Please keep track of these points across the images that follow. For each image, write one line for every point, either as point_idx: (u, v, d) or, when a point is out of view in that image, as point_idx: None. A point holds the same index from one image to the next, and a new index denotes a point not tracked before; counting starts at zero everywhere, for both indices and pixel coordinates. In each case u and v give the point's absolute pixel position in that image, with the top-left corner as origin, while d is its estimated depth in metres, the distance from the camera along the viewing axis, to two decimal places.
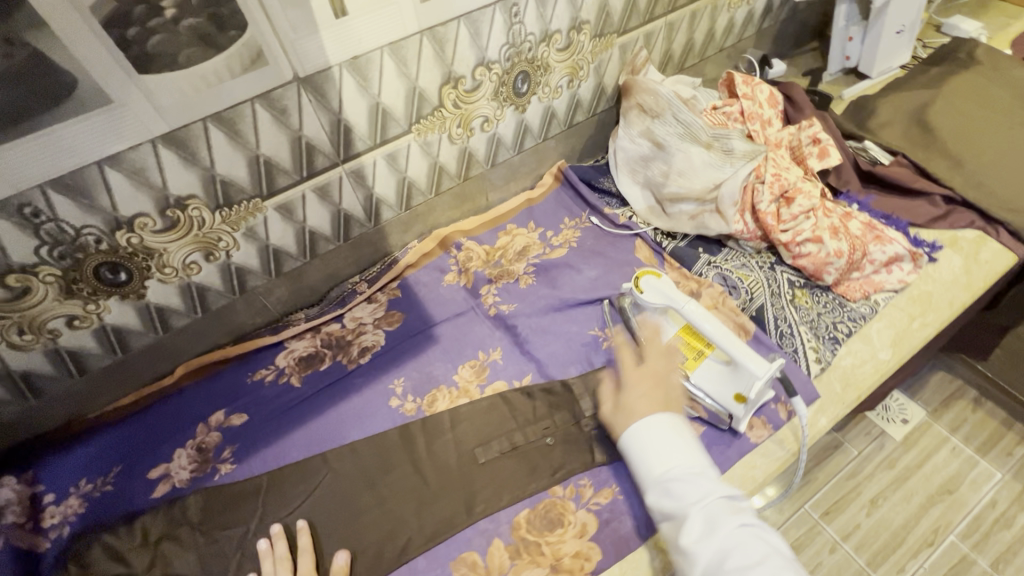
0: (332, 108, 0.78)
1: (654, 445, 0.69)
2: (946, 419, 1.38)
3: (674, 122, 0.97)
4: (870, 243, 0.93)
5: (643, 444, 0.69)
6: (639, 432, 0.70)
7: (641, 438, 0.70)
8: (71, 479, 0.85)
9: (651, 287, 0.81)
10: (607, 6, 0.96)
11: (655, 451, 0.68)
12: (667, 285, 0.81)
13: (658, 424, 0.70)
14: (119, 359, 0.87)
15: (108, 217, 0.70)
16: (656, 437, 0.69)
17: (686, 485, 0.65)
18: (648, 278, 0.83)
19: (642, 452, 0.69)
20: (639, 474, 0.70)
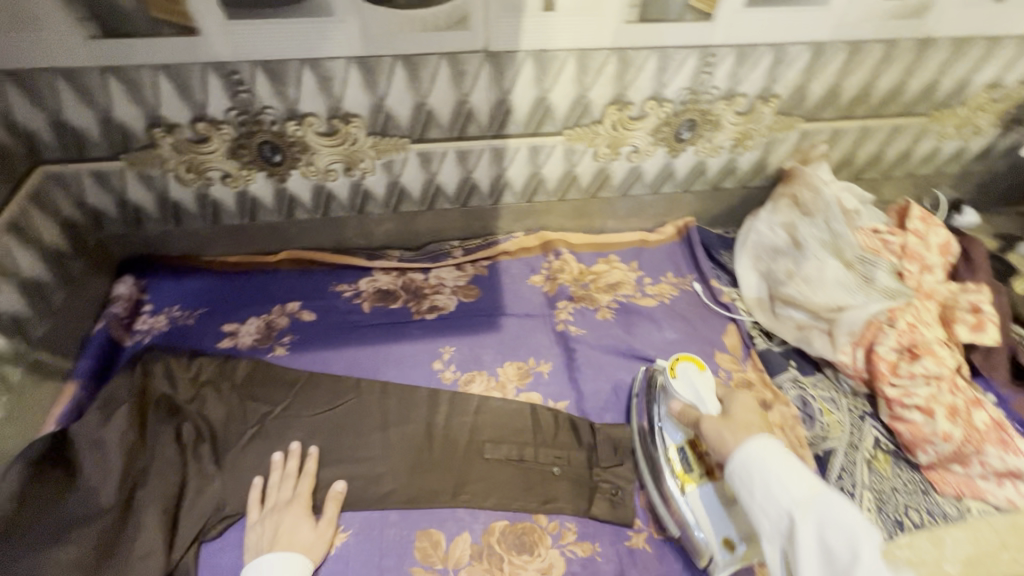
0: (503, 87, 0.83)
1: (785, 474, 0.60)
2: None
3: (823, 227, 0.91)
4: (989, 443, 0.79)
5: (778, 468, 0.61)
6: (757, 459, 0.63)
7: (766, 467, 0.62)
8: (168, 301, 0.99)
9: (687, 376, 0.79)
10: (805, 89, 0.91)
11: (787, 476, 0.60)
12: (704, 379, 0.80)
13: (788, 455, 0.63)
14: (244, 224, 0.99)
15: (288, 106, 0.80)
16: (780, 470, 0.61)
17: (835, 527, 0.54)
18: (688, 365, 0.81)
19: (768, 474, 0.61)
20: (764, 497, 0.61)
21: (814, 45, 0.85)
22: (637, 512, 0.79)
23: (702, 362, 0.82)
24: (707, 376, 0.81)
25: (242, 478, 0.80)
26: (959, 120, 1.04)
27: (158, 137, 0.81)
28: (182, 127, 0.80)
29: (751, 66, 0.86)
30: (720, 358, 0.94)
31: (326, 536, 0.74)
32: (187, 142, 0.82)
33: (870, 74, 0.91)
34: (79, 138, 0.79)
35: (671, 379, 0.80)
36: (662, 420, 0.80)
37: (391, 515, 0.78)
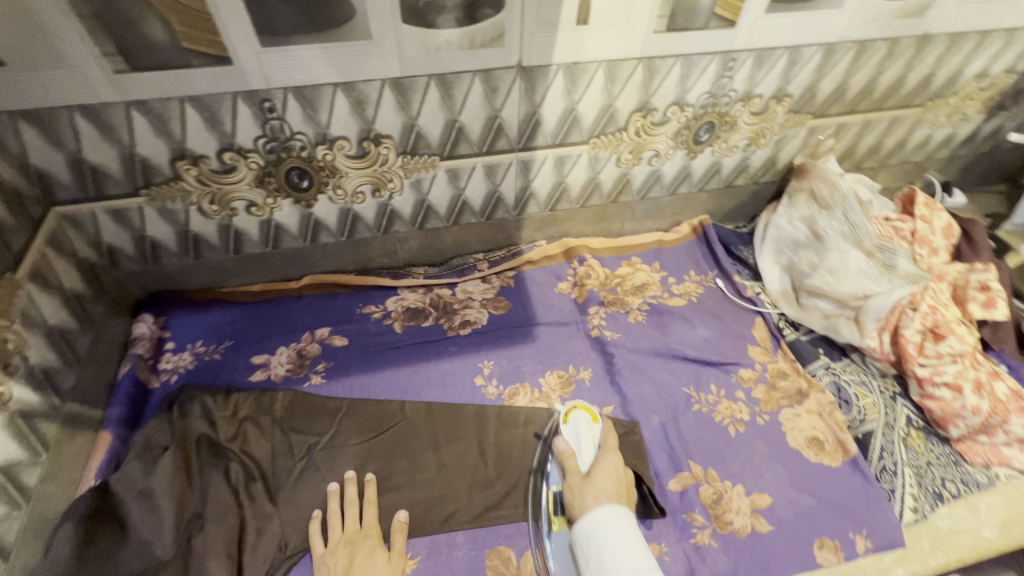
0: (533, 101, 0.83)
1: (622, 542, 0.65)
2: None
3: (841, 219, 0.94)
4: (1012, 413, 0.85)
5: (619, 538, 0.66)
6: (605, 525, 0.67)
7: (611, 538, 0.66)
8: (190, 337, 0.95)
9: (578, 424, 0.85)
10: (816, 87, 0.95)
11: (623, 546, 0.65)
12: (592, 432, 0.84)
13: (623, 519, 0.68)
14: (266, 252, 0.96)
15: (320, 131, 0.78)
16: (627, 542, 0.65)
17: None
18: (582, 415, 0.87)
19: (612, 546, 0.65)
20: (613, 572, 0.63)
21: (826, 45, 0.88)
22: (699, 509, 0.80)
23: (596, 415, 0.87)
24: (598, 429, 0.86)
25: (298, 514, 0.78)
26: (949, 109, 1.10)
27: (183, 171, 0.78)
28: (208, 159, 0.78)
29: (768, 68, 0.89)
30: (752, 351, 0.97)
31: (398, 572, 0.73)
32: (212, 173, 0.80)
33: (874, 70, 0.96)
34: (99, 177, 0.76)
35: (562, 423, 0.85)
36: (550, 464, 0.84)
37: (457, 536, 0.78)
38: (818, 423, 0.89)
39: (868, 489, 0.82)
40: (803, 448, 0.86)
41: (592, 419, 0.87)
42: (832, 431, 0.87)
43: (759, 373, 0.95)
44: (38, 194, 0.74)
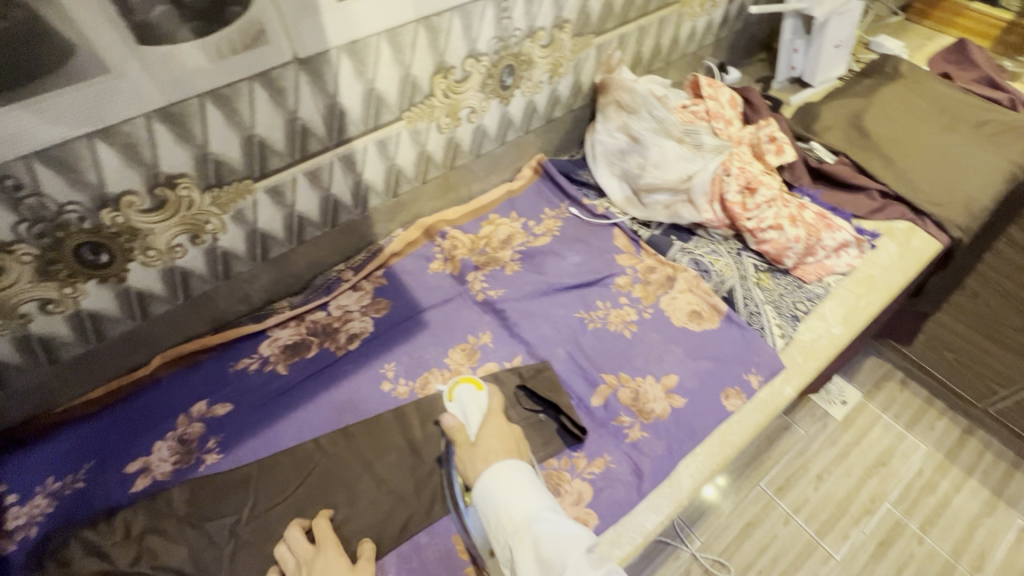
0: (328, 92, 0.79)
1: (515, 496, 0.64)
2: (879, 399, 1.54)
3: (649, 118, 1.04)
4: (822, 231, 1.03)
5: (509, 493, 0.64)
6: (499, 484, 0.65)
7: (505, 495, 0.64)
8: (36, 478, 0.80)
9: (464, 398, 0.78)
10: (588, 7, 1.02)
11: (515, 496, 0.64)
12: (477, 401, 0.78)
13: (517, 474, 0.66)
14: (91, 349, 0.82)
15: (95, 194, 0.67)
16: (520, 496, 0.64)
17: (547, 542, 0.59)
18: (466, 387, 0.80)
19: (505, 501, 0.64)
20: (502, 525, 0.63)
21: None
22: (624, 411, 0.87)
23: (480, 384, 0.81)
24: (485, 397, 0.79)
25: None
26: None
27: None
28: None
29: (540, 0, 0.93)
30: (621, 260, 1.05)
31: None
32: None
33: None
34: None
35: (448, 401, 0.79)
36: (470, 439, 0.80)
37: (420, 539, 0.76)
38: (693, 298, 0.99)
39: (746, 334, 0.94)
40: (687, 323, 0.96)
41: (478, 388, 0.80)
42: (705, 300, 0.98)
43: (633, 275, 1.03)
44: None
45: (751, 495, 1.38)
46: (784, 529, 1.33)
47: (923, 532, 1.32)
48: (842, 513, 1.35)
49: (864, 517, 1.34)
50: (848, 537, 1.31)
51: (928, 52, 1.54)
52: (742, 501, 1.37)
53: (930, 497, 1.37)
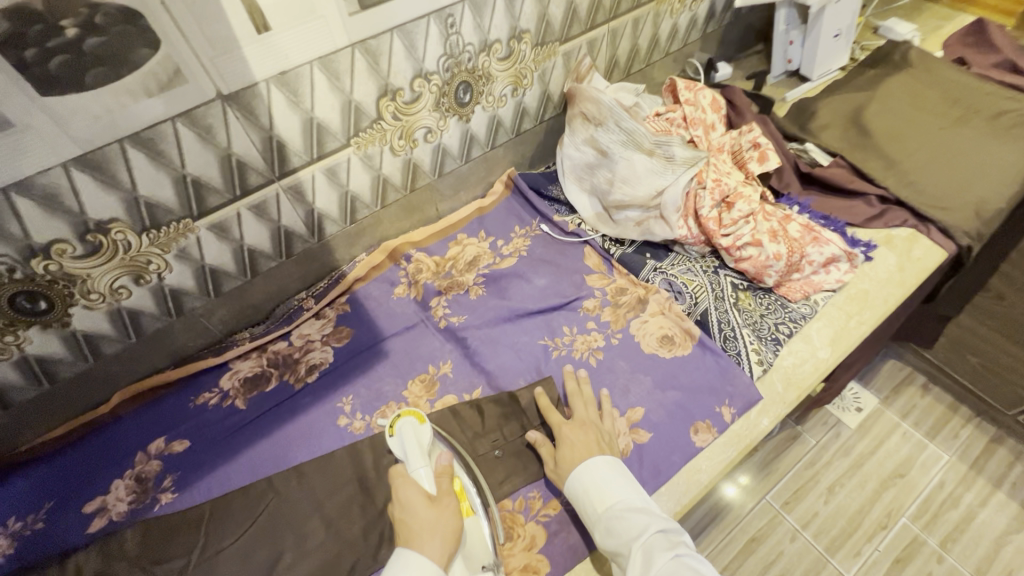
0: (262, 125, 0.76)
1: (595, 487, 0.72)
2: (897, 405, 1.43)
3: (617, 130, 0.98)
4: (808, 245, 0.95)
5: (590, 485, 0.72)
6: (580, 476, 0.73)
7: (585, 486, 0.73)
8: (0, 518, 0.81)
9: (403, 433, 0.79)
10: (548, 15, 0.96)
11: (595, 489, 0.71)
12: (420, 437, 0.78)
13: (597, 469, 0.73)
14: (46, 391, 0.83)
15: (21, 245, 0.66)
16: (600, 488, 0.72)
17: (621, 527, 0.67)
18: (408, 421, 0.80)
19: (586, 493, 0.72)
20: (585, 512, 0.72)
21: None
22: None
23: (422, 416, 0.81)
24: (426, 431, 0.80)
25: None
26: None
27: None
28: None
29: (491, 12, 0.88)
30: (591, 280, 0.99)
31: (449, 516, 0.69)
32: None
33: None
34: None
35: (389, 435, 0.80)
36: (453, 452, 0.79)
37: None
38: (665, 322, 0.93)
39: (721, 360, 0.88)
40: (657, 350, 0.91)
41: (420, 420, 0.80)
42: (677, 324, 0.92)
43: (602, 298, 0.97)
44: None
45: (755, 509, 1.31)
46: (790, 545, 1.25)
47: (942, 550, 1.22)
48: (853, 528, 1.26)
49: (878, 534, 1.24)
50: (860, 554, 1.22)
51: (944, 34, 1.41)
52: (747, 517, 1.31)
53: (952, 512, 1.26)
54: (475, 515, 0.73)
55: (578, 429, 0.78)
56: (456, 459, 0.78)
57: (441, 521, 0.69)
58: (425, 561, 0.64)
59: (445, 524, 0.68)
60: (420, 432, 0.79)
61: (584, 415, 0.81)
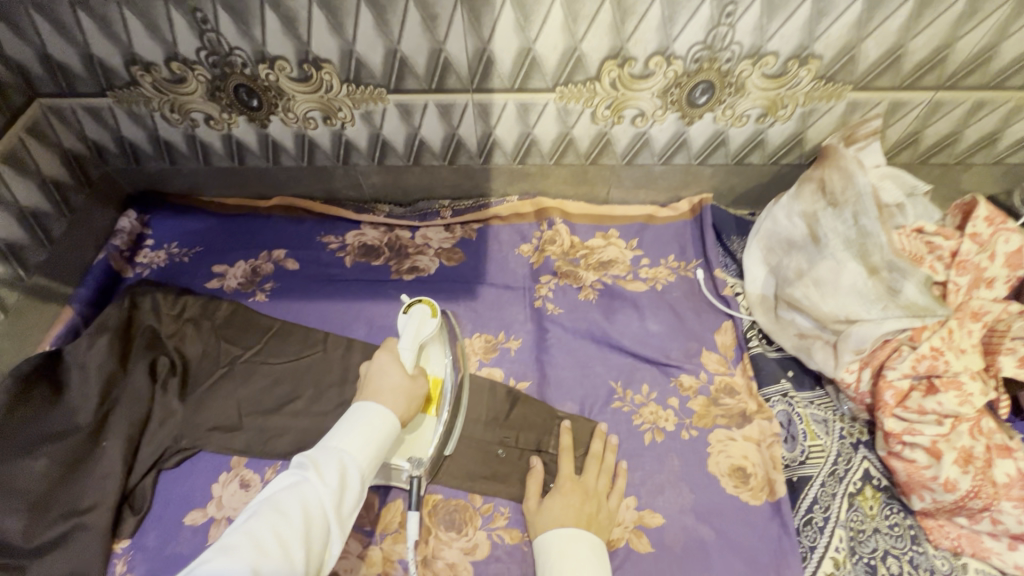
0: (481, 35, 0.74)
1: (568, 556, 0.64)
2: None
3: (849, 223, 0.76)
4: (1006, 501, 0.67)
5: (562, 553, 0.64)
6: (557, 540, 0.66)
7: (563, 543, 0.65)
8: (168, 237, 1.02)
9: (409, 316, 0.69)
10: (857, 49, 0.74)
11: (567, 559, 0.63)
12: (423, 328, 0.69)
13: (577, 541, 0.65)
14: (234, 167, 0.99)
15: (257, 48, 0.77)
16: (576, 553, 0.64)
17: None
18: (422, 308, 0.70)
19: (559, 558, 0.64)
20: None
21: None
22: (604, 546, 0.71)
23: (436, 309, 0.71)
24: (434, 326, 0.69)
25: (207, 416, 0.83)
26: None
27: (138, 76, 0.81)
28: (158, 66, 0.80)
29: (785, 19, 0.71)
30: (707, 359, 0.85)
31: (417, 398, 0.65)
32: (166, 82, 0.82)
33: (947, 32, 0.72)
34: (65, 73, 0.81)
35: (400, 315, 0.70)
36: (446, 353, 0.73)
37: None
38: (751, 454, 0.76)
39: (783, 541, 0.70)
40: (722, 476, 0.75)
41: (433, 313, 0.70)
42: (764, 467, 0.75)
43: (703, 383, 0.83)
44: (19, 86, 0.82)
45: None
46: None
47: None
48: None
49: None
50: None
51: None
52: None
53: None
54: (435, 415, 0.72)
55: (575, 491, 0.72)
56: (445, 359, 0.73)
57: (409, 396, 0.64)
58: (383, 410, 0.60)
59: (411, 400, 0.64)
60: (426, 323, 0.69)
61: (592, 482, 0.74)
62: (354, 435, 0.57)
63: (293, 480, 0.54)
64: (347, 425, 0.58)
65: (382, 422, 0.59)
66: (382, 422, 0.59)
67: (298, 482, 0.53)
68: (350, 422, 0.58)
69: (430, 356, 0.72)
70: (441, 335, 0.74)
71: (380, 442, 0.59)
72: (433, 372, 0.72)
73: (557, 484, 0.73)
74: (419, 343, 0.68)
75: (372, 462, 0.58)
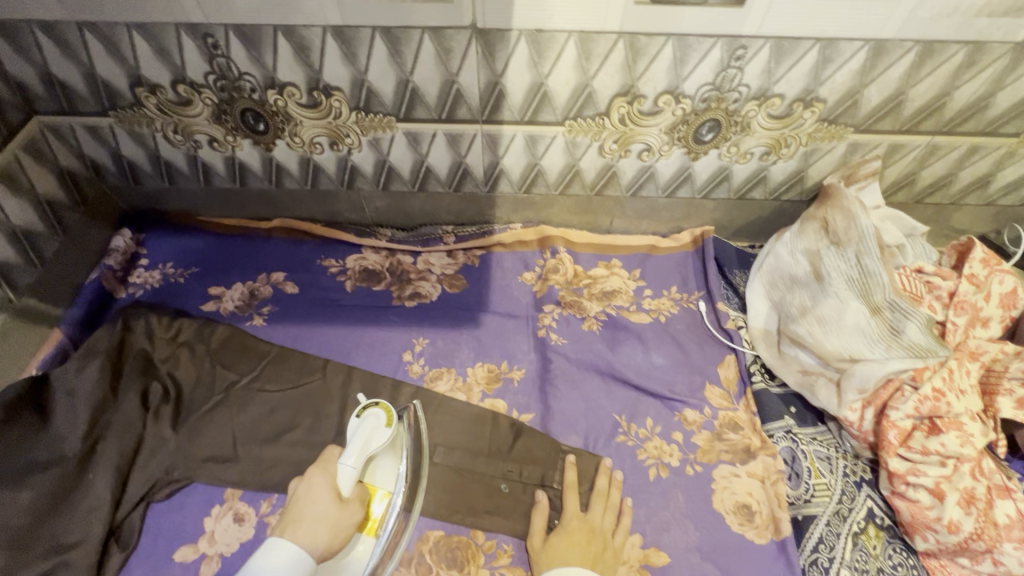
0: (494, 69, 0.74)
1: None
2: None
3: (852, 261, 0.77)
4: (1008, 543, 0.68)
5: None
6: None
7: None
8: (163, 257, 1.00)
9: (361, 421, 0.61)
10: (860, 94, 0.76)
11: None
12: (372, 439, 0.61)
13: None
14: (235, 189, 0.97)
15: (267, 75, 0.76)
16: None
17: None
18: (377, 413, 0.62)
19: None
20: None
21: (875, 41, 0.69)
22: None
23: (393, 418, 0.63)
24: (385, 438, 0.61)
25: (201, 445, 0.81)
26: None
27: (142, 97, 0.80)
28: (164, 88, 0.78)
29: (792, 63, 0.73)
30: (710, 393, 0.85)
31: (345, 530, 0.58)
32: (171, 104, 0.81)
33: (946, 81, 0.74)
34: (66, 91, 0.79)
35: (352, 417, 0.63)
36: (400, 464, 0.65)
37: None
38: (756, 491, 0.76)
39: None
40: (727, 513, 0.75)
41: (388, 422, 0.62)
42: (768, 504, 0.75)
43: (708, 417, 0.83)
44: (18, 103, 0.80)
45: None
46: None
47: None
48: None
49: None
50: None
51: None
52: None
53: None
54: (372, 538, 0.62)
55: (581, 529, 0.72)
56: (398, 470, 0.65)
57: (337, 525, 0.57)
58: (298, 550, 0.53)
59: (338, 532, 0.57)
60: (377, 434, 0.61)
61: (597, 519, 0.74)
62: None
63: None
64: (247, 572, 0.51)
65: (291, 568, 0.52)
66: (291, 569, 0.52)
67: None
68: (255, 569, 0.51)
69: (378, 469, 0.64)
70: (396, 442, 0.65)
71: None
72: (380, 485, 0.64)
73: (563, 522, 0.73)
74: (365, 457, 0.60)
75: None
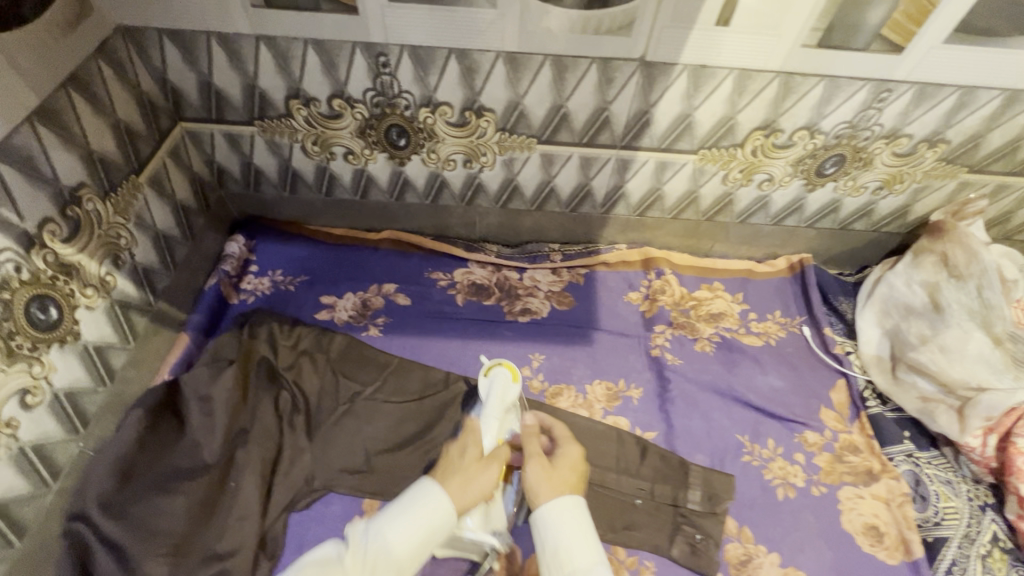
0: (648, 99, 0.78)
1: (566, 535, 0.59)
2: None
3: (973, 294, 0.83)
4: None
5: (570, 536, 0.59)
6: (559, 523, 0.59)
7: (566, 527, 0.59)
8: (272, 264, 1.00)
9: (493, 381, 0.77)
10: (982, 138, 0.81)
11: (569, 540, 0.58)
12: (505, 392, 0.76)
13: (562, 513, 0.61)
14: (354, 200, 0.99)
15: (426, 94, 0.78)
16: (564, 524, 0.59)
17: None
18: (502, 371, 0.78)
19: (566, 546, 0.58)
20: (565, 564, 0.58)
21: (1010, 91, 0.75)
22: (721, 566, 0.76)
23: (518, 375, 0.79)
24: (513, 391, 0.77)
25: (335, 456, 0.81)
26: None
27: (294, 109, 0.81)
28: (318, 102, 0.80)
29: (929, 107, 0.77)
30: (825, 415, 0.88)
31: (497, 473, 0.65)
32: (320, 117, 0.82)
33: None
34: (220, 100, 0.81)
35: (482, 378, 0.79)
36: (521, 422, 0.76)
37: None
38: (882, 513, 0.79)
39: None
40: (857, 535, 0.78)
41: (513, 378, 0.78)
42: (898, 527, 0.78)
43: (828, 440, 0.86)
44: (169, 108, 0.81)
45: None
46: None
47: None
48: None
49: None
50: None
51: None
52: None
53: None
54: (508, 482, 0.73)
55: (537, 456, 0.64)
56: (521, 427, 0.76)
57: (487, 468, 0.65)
58: (442, 500, 0.59)
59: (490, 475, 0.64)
60: (508, 389, 0.77)
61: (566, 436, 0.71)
62: (400, 525, 0.56)
63: (330, 558, 0.55)
64: (398, 509, 0.58)
65: (435, 508, 0.58)
66: (433, 511, 0.58)
67: (333, 558, 0.55)
68: (406, 507, 0.58)
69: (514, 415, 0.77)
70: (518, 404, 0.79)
71: (429, 531, 0.57)
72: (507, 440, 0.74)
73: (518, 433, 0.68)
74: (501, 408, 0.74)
75: (414, 555, 0.56)
